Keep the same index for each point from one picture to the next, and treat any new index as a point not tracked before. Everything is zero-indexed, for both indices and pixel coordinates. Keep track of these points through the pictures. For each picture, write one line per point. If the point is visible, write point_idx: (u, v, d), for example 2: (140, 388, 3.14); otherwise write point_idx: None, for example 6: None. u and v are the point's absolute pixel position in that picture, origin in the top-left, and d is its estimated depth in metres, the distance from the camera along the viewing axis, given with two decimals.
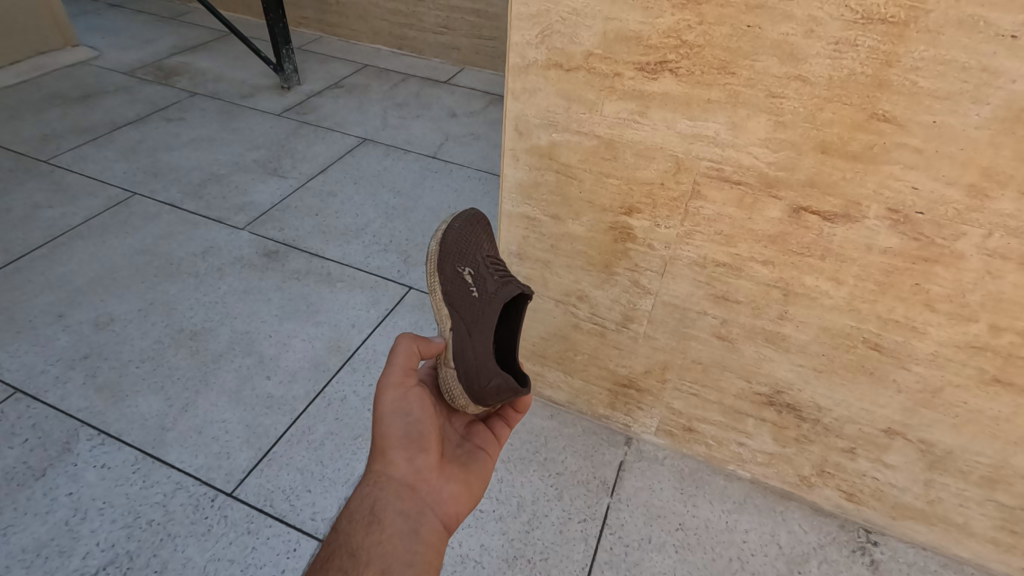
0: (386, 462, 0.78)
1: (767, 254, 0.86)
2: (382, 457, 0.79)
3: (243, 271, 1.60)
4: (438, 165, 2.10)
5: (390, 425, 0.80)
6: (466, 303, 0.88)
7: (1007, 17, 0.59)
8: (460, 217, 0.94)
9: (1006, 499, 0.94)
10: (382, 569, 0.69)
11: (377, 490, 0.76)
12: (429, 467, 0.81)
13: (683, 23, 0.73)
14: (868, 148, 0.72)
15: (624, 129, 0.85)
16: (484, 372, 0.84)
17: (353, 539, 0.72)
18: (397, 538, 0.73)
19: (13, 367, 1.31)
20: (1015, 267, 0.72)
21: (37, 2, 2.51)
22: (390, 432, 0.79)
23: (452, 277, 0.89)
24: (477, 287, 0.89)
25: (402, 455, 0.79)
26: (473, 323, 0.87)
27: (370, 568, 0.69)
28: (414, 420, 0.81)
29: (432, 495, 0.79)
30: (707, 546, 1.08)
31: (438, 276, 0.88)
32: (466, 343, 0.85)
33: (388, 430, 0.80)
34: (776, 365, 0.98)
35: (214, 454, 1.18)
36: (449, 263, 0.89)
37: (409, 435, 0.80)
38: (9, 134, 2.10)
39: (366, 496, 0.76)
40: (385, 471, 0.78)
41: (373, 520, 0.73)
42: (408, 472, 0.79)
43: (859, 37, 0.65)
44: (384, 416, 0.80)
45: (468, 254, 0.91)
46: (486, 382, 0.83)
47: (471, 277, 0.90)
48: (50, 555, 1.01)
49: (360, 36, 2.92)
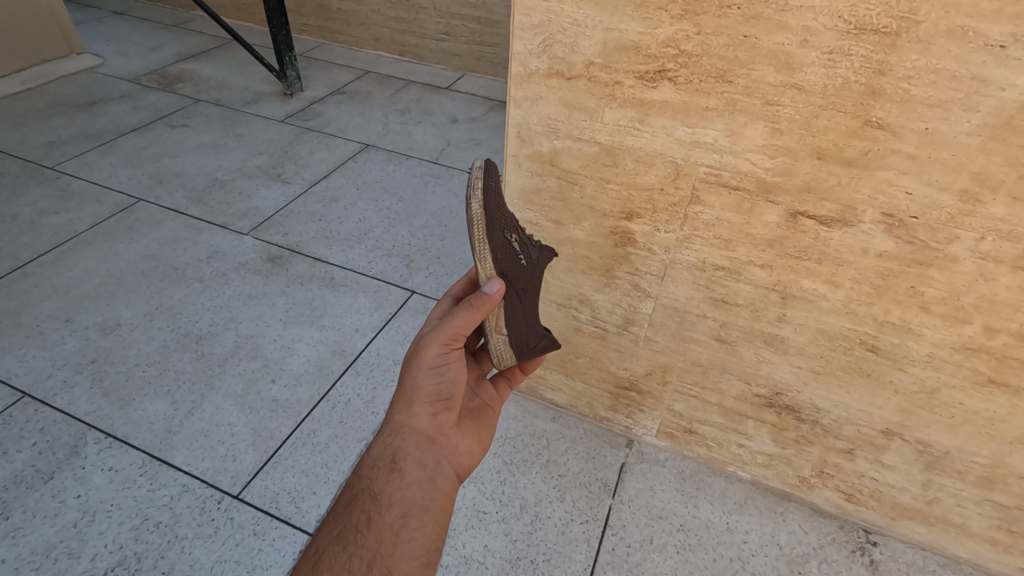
0: (411, 412, 0.81)
1: (765, 257, 0.87)
2: (408, 408, 0.81)
3: (248, 276, 1.62)
4: (439, 170, 2.11)
5: (423, 379, 0.82)
6: (519, 272, 0.86)
7: (995, 28, 0.61)
8: (493, 171, 0.84)
9: (1003, 498, 0.95)
10: (401, 514, 0.75)
11: (398, 440, 0.79)
12: (449, 423, 0.84)
13: (682, 33, 0.74)
14: (863, 154, 0.73)
15: (624, 136, 0.87)
16: (533, 333, 0.93)
17: (374, 485, 0.77)
18: (416, 487, 0.77)
19: (20, 371, 1.33)
20: (1007, 269, 0.74)
21: (42, 10, 2.54)
22: (419, 386, 0.81)
23: (502, 244, 0.83)
24: (525, 254, 0.87)
25: (426, 409, 0.81)
26: (525, 289, 0.88)
27: (390, 511, 0.75)
28: (447, 378, 0.83)
29: (449, 448, 0.83)
30: (708, 546, 1.09)
31: (489, 244, 0.81)
32: (520, 309, 0.88)
33: (420, 384, 0.81)
34: (775, 367, 0.99)
35: (220, 457, 1.19)
36: (498, 230, 0.82)
37: (438, 391, 0.82)
38: (15, 141, 2.12)
39: (387, 445, 0.79)
40: (408, 422, 0.80)
41: (393, 468, 0.77)
42: (429, 426, 0.82)
43: (853, 47, 0.67)
44: (419, 370, 0.81)
45: (508, 217, 0.85)
46: (535, 341, 0.93)
47: (516, 245, 0.86)
48: (59, 557, 1.02)
49: (362, 43, 2.95)
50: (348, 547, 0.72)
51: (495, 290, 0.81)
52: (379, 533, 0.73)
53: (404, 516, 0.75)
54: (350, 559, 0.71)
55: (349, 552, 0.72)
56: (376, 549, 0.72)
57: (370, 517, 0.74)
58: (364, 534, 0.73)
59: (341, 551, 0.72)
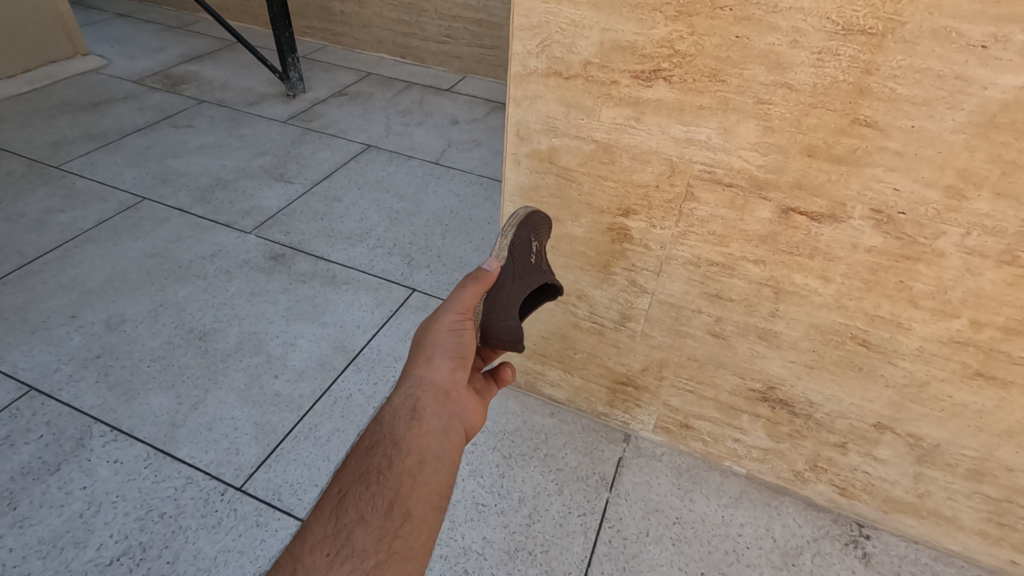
0: (431, 367, 0.84)
1: (758, 253, 0.90)
2: (429, 363, 0.84)
3: (251, 273, 1.65)
4: (440, 171, 2.14)
5: (442, 337, 0.85)
6: (524, 262, 0.95)
7: (977, 28, 0.63)
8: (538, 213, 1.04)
9: (992, 491, 0.97)
10: (418, 460, 0.76)
11: (418, 392, 0.81)
12: (465, 382, 0.85)
13: (676, 33, 0.77)
14: (851, 152, 0.76)
15: (621, 134, 0.89)
16: (507, 310, 0.91)
17: (395, 431, 0.77)
18: (433, 436, 0.78)
19: (27, 366, 1.35)
20: (993, 264, 0.76)
21: (47, 11, 2.56)
22: (438, 342, 0.85)
23: (526, 240, 0.97)
24: (535, 260, 0.98)
25: (446, 364, 0.84)
26: (521, 273, 0.94)
27: (410, 456, 0.76)
28: (463, 340, 0.86)
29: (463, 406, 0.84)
30: (704, 539, 1.10)
31: (517, 225, 0.97)
32: (506, 284, 0.92)
33: (439, 340, 0.85)
34: (768, 362, 1.01)
35: (223, 450, 1.21)
36: (528, 228, 0.98)
37: (458, 349, 0.86)
38: (21, 141, 2.14)
39: (408, 395, 0.81)
40: (429, 376, 0.83)
41: (413, 417, 0.79)
42: (447, 381, 0.83)
43: (840, 47, 0.70)
44: (437, 328, 0.86)
45: (541, 239, 1.01)
46: (504, 317, 0.90)
47: (535, 251, 0.98)
48: (66, 546, 1.04)
49: (364, 45, 2.98)
50: (371, 487, 0.73)
51: (493, 268, 0.91)
52: (400, 476, 0.74)
53: (421, 462, 0.76)
54: (374, 498, 0.72)
55: (373, 492, 0.73)
56: (396, 489, 0.73)
57: (391, 460, 0.75)
58: (385, 475, 0.74)
59: (365, 490, 0.73)
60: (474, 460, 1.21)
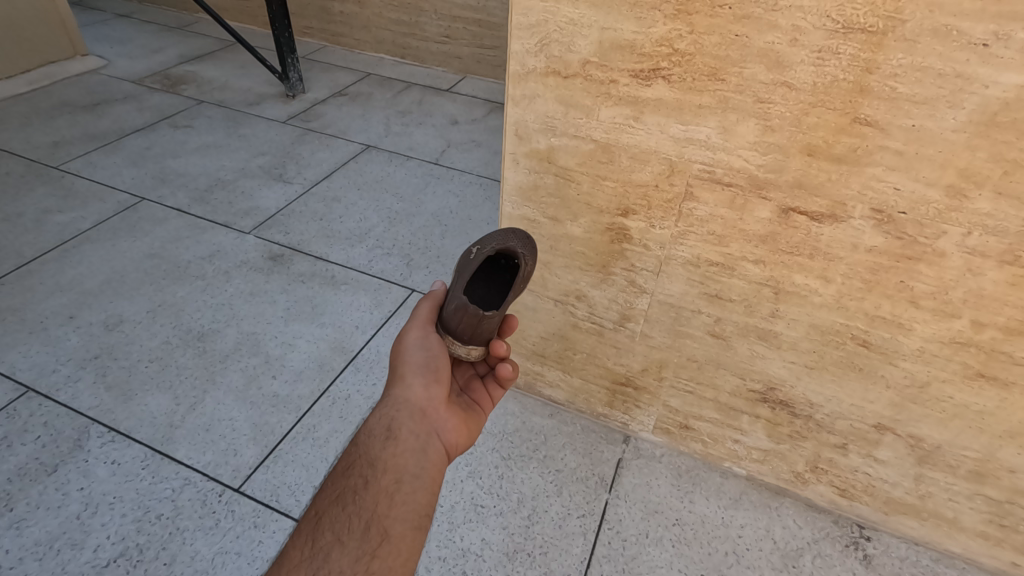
0: (404, 385, 0.85)
1: (759, 253, 0.89)
2: (403, 382, 0.85)
3: (249, 273, 1.64)
4: (439, 171, 2.13)
5: (411, 354, 0.88)
6: (458, 259, 0.92)
7: (978, 27, 0.63)
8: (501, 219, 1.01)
9: (994, 492, 0.97)
10: (395, 479, 0.76)
11: (393, 411, 0.82)
12: (440, 398, 0.86)
13: (675, 32, 0.76)
14: (852, 151, 0.75)
15: (620, 133, 0.88)
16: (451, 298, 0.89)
17: (371, 451, 0.78)
18: (409, 454, 0.78)
19: (24, 366, 1.34)
20: (994, 264, 0.76)
21: (47, 11, 2.56)
22: (409, 360, 0.87)
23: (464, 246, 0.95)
24: (468, 247, 0.91)
25: (419, 382, 0.86)
26: (457, 267, 0.91)
27: (385, 475, 0.76)
28: (432, 352, 0.88)
29: (440, 423, 0.85)
30: (704, 540, 1.10)
31: None
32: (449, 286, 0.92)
33: (410, 358, 0.87)
34: (768, 362, 1.01)
35: (221, 451, 1.20)
36: None
37: (426, 363, 0.87)
38: (20, 141, 2.14)
39: (383, 415, 0.82)
40: (402, 395, 0.84)
41: (389, 436, 0.79)
42: (422, 399, 0.85)
43: (841, 45, 0.69)
44: (407, 347, 0.88)
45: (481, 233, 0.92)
46: (451, 305, 0.88)
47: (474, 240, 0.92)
48: (62, 548, 1.04)
49: (364, 45, 2.97)
50: (347, 507, 0.73)
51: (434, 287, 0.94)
52: (376, 495, 0.74)
53: (398, 481, 0.76)
54: (350, 518, 0.72)
55: (349, 512, 0.73)
56: (373, 509, 0.73)
57: (367, 480, 0.75)
58: (361, 495, 0.74)
59: (341, 511, 0.73)
60: (472, 460, 1.20)
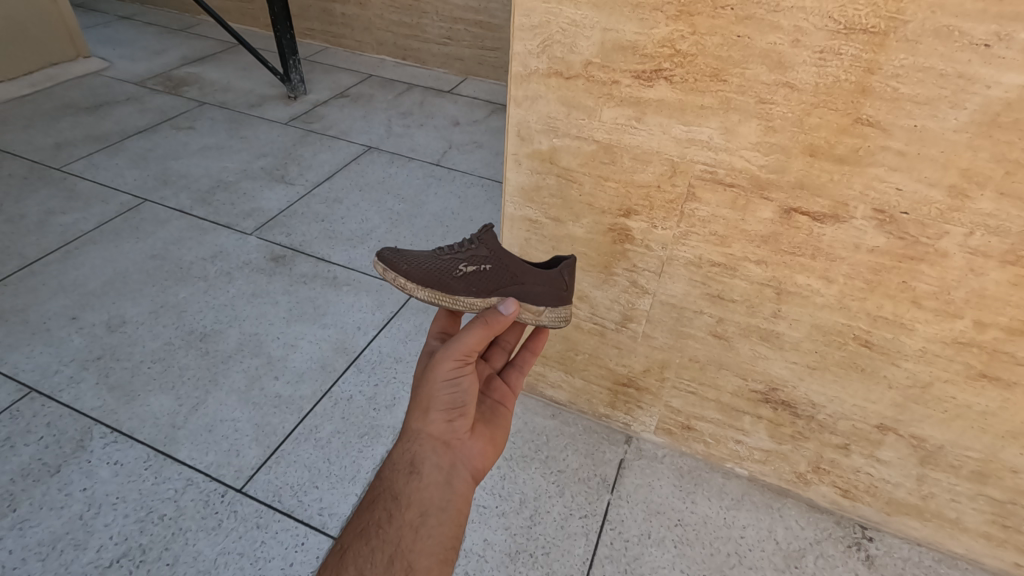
0: (427, 420, 0.80)
1: (760, 253, 0.89)
2: (424, 416, 0.80)
3: (251, 275, 1.64)
4: (441, 172, 2.14)
5: (438, 388, 0.81)
6: (495, 278, 0.87)
7: (980, 27, 0.63)
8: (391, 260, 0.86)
9: (996, 492, 0.96)
10: (420, 512, 0.75)
11: (416, 445, 0.79)
12: (465, 429, 0.82)
13: (677, 33, 0.77)
14: (854, 151, 0.75)
15: (622, 134, 0.88)
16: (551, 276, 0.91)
17: (395, 485, 0.77)
18: (433, 489, 0.77)
19: (28, 367, 1.35)
20: (996, 264, 0.76)
21: (49, 13, 2.57)
22: (436, 395, 0.80)
23: (463, 281, 0.86)
24: (488, 261, 0.87)
25: (442, 416, 0.80)
26: (514, 273, 0.88)
27: (410, 509, 0.75)
28: (461, 387, 0.82)
29: (465, 452, 0.82)
30: (706, 541, 1.10)
31: (456, 296, 0.86)
32: (532, 289, 0.89)
33: (434, 392, 0.81)
34: (770, 363, 1.01)
35: (223, 452, 1.20)
36: (450, 283, 0.85)
37: (454, 399, 0.81)
38: (22, 142, 2.15)
39: (406, 449, 0.79)
40: (425, 431, 0.80)
41: (412, 471, 0.77)
42: (445, 431, 0.81)
43: (842, 46, 0.69)
44: (434, 382, 0.81)
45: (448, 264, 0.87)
46: (562, 277, 0.92)
47: (470, 266, 0.87)
48: (65, 548, 1.04)
49: (365, 47, 2.98)
50: (370, 541, 0.73)
51: (510, 310, 0.82)
52: (400, 529, 0.74)
53: (423, 514, 0.75)
54: (373, 553, 0.72)
55: (372, 547, 0.73)
56: (397, 543, 0.73)
57: (391, 514, 0.75)
58: (385, 529, 0.74)
59: (364, 545, 0.73)
60: None
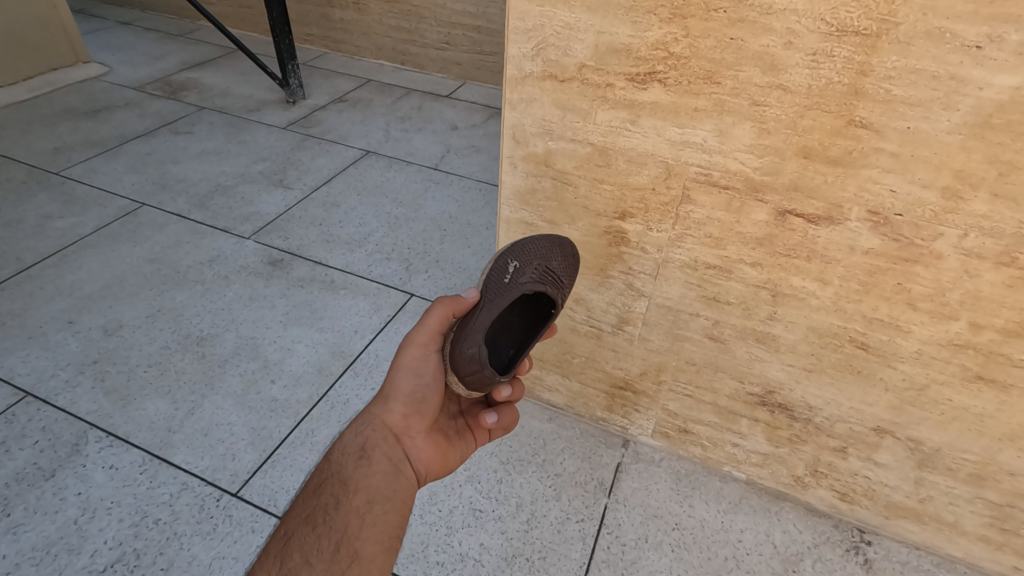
0: (385, 409, 0.87)
1: (756, 255, 0.89)
2: (384, 404, 0.88)
3: (248, 278, 1.64)
4: (438, 176, 2.14)
5: (400, 379, 0.88)
6: (495, 281, 0.92)
7: (971, 29, 0.63)
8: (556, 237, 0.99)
9: (995, 496, 0.96)
10: (367, 500, 0.78)
11: (368, 430, 0.85)
12: (417, 428, 0.88)
13: (670, 36, 0.77)
14: (848, 153, 0.75)
15: (616, 137, 0.89)
16: (472, 338, 0.85)
17: (344, 470, 0.81)
18: (380, 477, 0.81)
19: (23, 371, 1.34)
20: (991, 266, 0.76)
21: (49, 19, 2.57)
22: (398, 384, 0.88)
23: (501, 263, 0.95)
24: (513, 277, 0.91)
25: (400, 408, 0.87)
26: (493, 300, 0.89)
27: (357, 495, 0.79)
28: (422, 381, 0.88)
29: (414, 450, 0.88)
30: (704, 544, 1.09)
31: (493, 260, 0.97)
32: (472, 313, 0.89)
33: (397, 383, 0.88)
34: (766, 365, 1.01)
35: (219, 456, 1.20)
36: (503, 257, 0.95)
37: (413, 393, 0.88)
38: (22, 146, 2.15)
39: (358, 433, 0.85)
40: (381, 416, 0.87)
41: (362, 456, 0.82)
42: (399, 425, 0.87)
43: (835, 48, 0.69)
44: (400, 368, 0.88)
45: (526, 253, 0.94)
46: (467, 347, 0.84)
47: (513, 268, 0.93)
48: (59, 553, 1.03)
49: (364, 52, 2.99)
50: (318, 528, 0.75)
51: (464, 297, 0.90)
52: (347, 516, 0.76)
53: (370, 501, 0.78)
54: (319, 539, 0.73)
55: (319, 533, 0.74)
56: (343, 530, 0.75)
57: (338, 501, 0.78)
58: (332, 516, 0.76)
59: (310, 531, 0.75)
60: (472, 465, 1.20)
